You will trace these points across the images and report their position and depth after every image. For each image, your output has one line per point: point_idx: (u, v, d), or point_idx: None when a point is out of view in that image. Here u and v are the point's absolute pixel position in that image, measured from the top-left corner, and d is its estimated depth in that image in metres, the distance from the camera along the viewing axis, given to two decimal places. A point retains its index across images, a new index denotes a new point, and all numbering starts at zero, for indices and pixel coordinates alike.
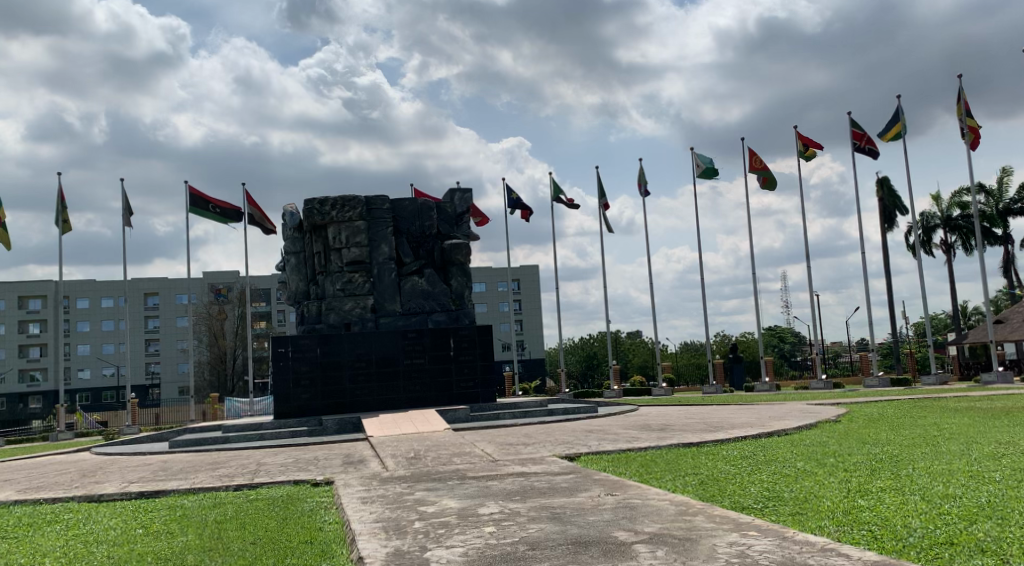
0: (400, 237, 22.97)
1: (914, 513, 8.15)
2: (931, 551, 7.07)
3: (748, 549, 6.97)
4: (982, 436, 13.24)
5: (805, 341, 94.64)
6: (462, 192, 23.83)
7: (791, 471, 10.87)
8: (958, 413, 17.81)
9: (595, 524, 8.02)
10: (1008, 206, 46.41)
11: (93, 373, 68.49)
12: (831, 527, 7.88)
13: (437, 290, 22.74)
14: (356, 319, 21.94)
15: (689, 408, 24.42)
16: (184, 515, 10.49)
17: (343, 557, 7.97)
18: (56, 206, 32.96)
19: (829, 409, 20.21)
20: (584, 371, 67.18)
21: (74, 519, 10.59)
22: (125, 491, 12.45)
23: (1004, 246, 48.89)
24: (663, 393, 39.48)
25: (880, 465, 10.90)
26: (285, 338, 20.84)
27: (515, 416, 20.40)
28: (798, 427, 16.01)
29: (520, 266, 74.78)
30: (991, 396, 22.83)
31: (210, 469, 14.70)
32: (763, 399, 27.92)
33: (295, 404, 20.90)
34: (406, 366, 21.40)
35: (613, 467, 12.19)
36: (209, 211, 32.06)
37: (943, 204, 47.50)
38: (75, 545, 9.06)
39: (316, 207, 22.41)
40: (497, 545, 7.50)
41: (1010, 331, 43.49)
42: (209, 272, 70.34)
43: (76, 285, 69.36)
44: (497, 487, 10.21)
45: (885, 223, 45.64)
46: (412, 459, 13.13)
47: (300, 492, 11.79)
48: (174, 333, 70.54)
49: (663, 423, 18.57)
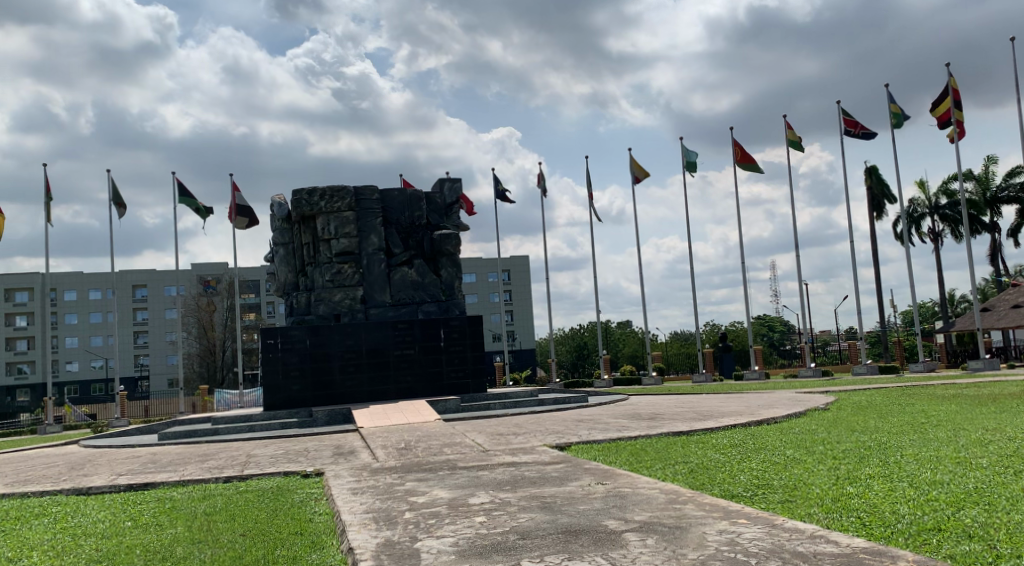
0: (389, 228, 22.90)
1: (902, 499, 8.20)
2: (918, 537, 7.12)
3: (738, 537, 6.99)
4: (971, 423, 13.36)
5: (794, 329, 95.41)
6: (451, 181, 23.85)
7: (781, 459, 10.89)
8: (944, 400, 17.93)
9: (586, 513, 8.03)
10: (996, 194, 46.61)
11: (81, 366, 68.28)
12: (820, 515, 7.91)
13: (427, 281, 22.72)
14: (345, 310, 21.89)
15: (678, 397, 24.48)
16: (173, 507, 10.44)
17: (333, 548, 7.97)
18: (44, 196, 32.92)
19: (818, 397, 20.32)
20: (575, 361, 67.45)
21: (63, 513, 10.54)
22: (113, 484, 12.39)
23: (991, 234, 49.12)
24: (652, 382, 39.64)
25: (869, 452, 10.95)
26: (274, 330, 20.76)
27: (505, 406, 20.40)
28: (787, 415, 16.07)
29: (510, 257, 74.80)
30: (977, 383, 22.99)
31: (198, 461, 14.65)
32: (753, 387, 28.08)
33: (285, 395, 20.86)
34: (396, 356, 21.39)
35: (603, 457, 12.14)
36: (186, 198, 31.97)
37: (930, 192, 47.77)
38: (64, 539, 9.00)
39: (305, 198, 22.29)
40: (488, 535, 7.51)
41: (997, 319, 43.75)
42: (196, 264, 70.15)
43: (63, 277, 69.03)
44: (488, 477, 10.22)
45: (874, 212, 45.80)
46: (403, 450, 13.13)
47: (290, 483, 11.76)
48: (163, 326, 70.34)
49: (653, 412, 18.66)
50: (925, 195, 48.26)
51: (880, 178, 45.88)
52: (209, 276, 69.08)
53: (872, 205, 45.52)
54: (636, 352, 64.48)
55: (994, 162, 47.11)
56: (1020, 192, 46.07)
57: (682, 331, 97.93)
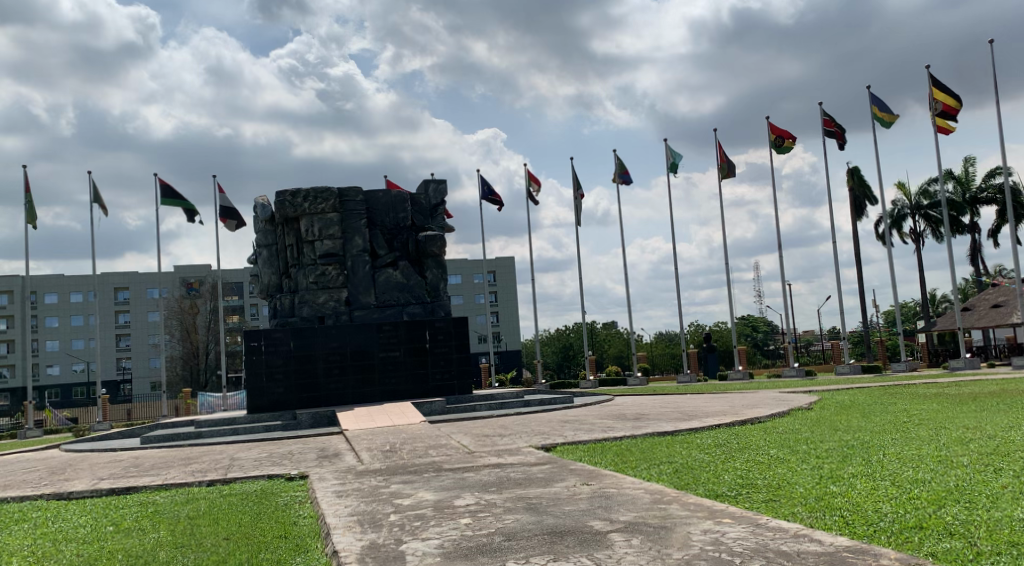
0: (374, 229, 22.83)
1: (884, 498, 8.25)
2: (900, 535, 7.16)
3: (723, 537, 7.01)
4: (951, 422, 13.47)
5: (777, 329, 96.15)
6: (437, 183, 23.91)
7: (765, 459, 10.93)
8: (925, 399, 18.11)
9: (571, 514, 8.03)
10: (976, 195, 47.03)
11: (62, 369, 67.84)
12: (803, 514, 7.94)
13: (412, 282, 22.68)
14: (329, 312, 21.80)
15: (662, 398, 24.59)
16: (156, 511, 10.37)
17: (318, 551, 7.93)
18: (25, 198, 32.74)
19: (801, 397, 20.40)
20: (560, 362, 67.76)
21: (42, 518, 10.43)
22: (95, 489, 12.29)
23: (972, 234, 49.57)
24: (637, 383, 39.67)
25: (852, 451, 11.02)
26: (258, 332, 20.65)
27: (491, 407, 20.41)
28: (770, 414, 16.15)
29: (496, 258, 74.88)
30: (958, 382, 23.18)
31: (182, 465, 14.58)
32: (737, 388, 28.16)
33: (269, 398, 20.76)
34: (381, 358, 21.33)
35: (588, 457, 12.18)
36: (176, 201, 31.77)
37: (911, 193, 48.21)
38: (44, 544, 8.91)
39: (288, 199, 22.19)
40: (473, 537, 7.50)
41: (977, 318, 44.12)
42: (179, 266, 69.81)
43: (43, 280, 68.49)
44: (473, 478, 10.21)
45: (856, 214, 46.11)
46: (388, 452, 13.09)
47: (275, 486, 11.72)
48: (145, 328, 69.93)
49: (639, 413, 18.72)
50: (906, 196, 48.69)
51: (862, 180, 46.21)
52: (192, 278, 68.71)
53: (854, 206, 45.85)
54: (621, 352, 64.73)
55: (974, 163, 47.56)
56: (998, 193, 46.42)
57: (665, 331, 98.61)
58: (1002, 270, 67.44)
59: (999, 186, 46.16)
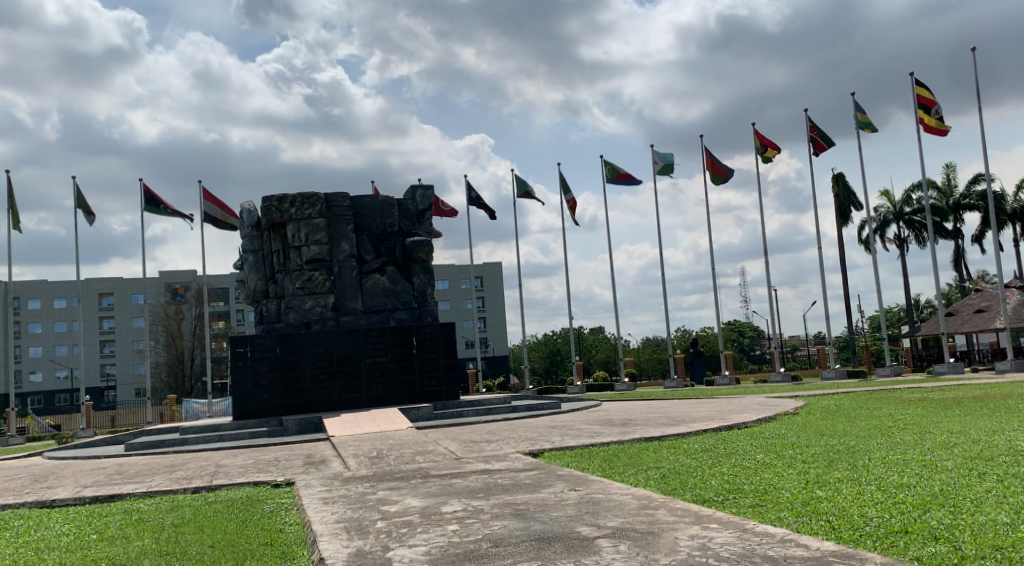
0: (361, 235, 22.81)
1: (871, 502, 8.27)
2: (886, 539, 7.19)
3: (709, 542, 7.01)
4: (937, 426, 13.54)
5: (764, 336, 96.73)
6: (424, 188, 23.89)
7: (752, 463, 10.97)
8: (908, 404, 18.26)
9: (559, 520, 8.02)
10: (958, 201, 47.45)
11: (46, 376, 67.32)
12: (790, 519, 7.96)
13: (400, 287, 22.59)
14: (316, 318, 21.72)
15: (650, 404, 24.57)
16: (140, 519, 10.29)
17: (305, 558, 7.91)
18: (10, 201, 32.67)
19: (788, 401, 20.57)
20: (547, 368, 67.93)
21: (26, 526, 10.36)
22: (78, 496, 12.21)
23: (954, 240, 49.95)
24: (625, 388, 39.74)
25: (838, 455, 11.06)
26: (244, 338, 20.54)
27: (479, 413, 20.35)
28: (757, 420, 16.22)
29: (484, 264, 75.08)
30: (941, 387, 23.36)
31: (167, 471, 14.50)
32: (724, 393, 28.17)
33: (255, 404, 20.62)
34: (368, 364, 21.26)
35: (576, 463, 12.18)
36: (162, 209, 31.68)
37: (895, 199, 48.58)
38: (26, 553, 8.83)
39: (275, 205, 22.11)
40: (461, 543, 7.47)
41: (961, 324, 44.44)
42: (164, 271, 69.60)
43: (27, 285, 68.23)
44: (461, 485, 10.19)
45: (841, 219, 46.36)
46: (375, 458, 13.03)
47: (260, 493, 11.66)
48: (131, 334, 69.60)
49: (626, 418, 18.81)
50: (890, 202, 49.04)
51: (846, 186, 46.52)
52: (177, 283, 68.43)
53: (839, 212, 46.15)
54: (608, 357, 64.88)
55: (955, 169, 48.00)
56: (981, 199, 46.77)
57: (654, 336, 98.99)
58: (983, 275, 68.20)
59: (982, 193, 46.47)
